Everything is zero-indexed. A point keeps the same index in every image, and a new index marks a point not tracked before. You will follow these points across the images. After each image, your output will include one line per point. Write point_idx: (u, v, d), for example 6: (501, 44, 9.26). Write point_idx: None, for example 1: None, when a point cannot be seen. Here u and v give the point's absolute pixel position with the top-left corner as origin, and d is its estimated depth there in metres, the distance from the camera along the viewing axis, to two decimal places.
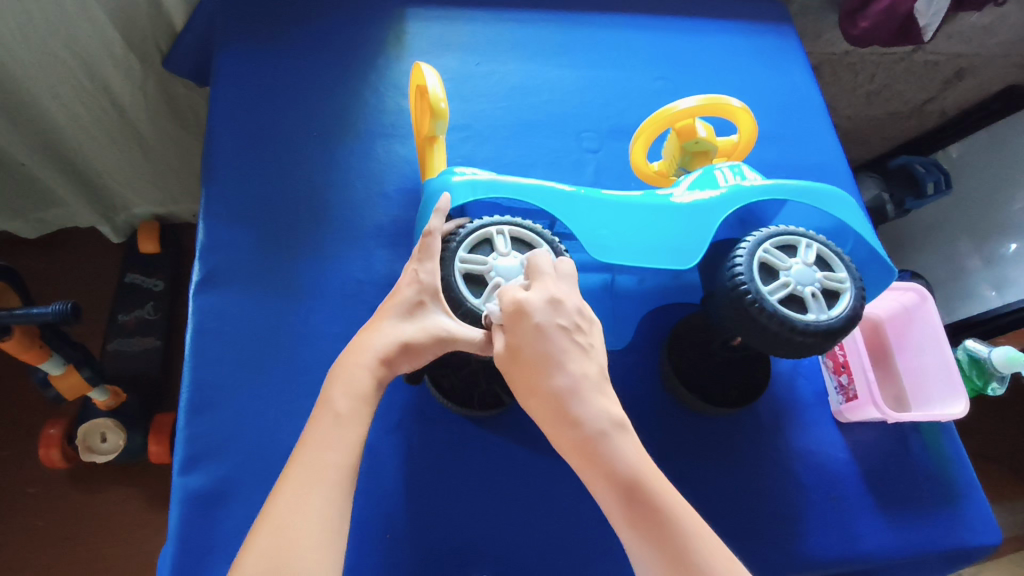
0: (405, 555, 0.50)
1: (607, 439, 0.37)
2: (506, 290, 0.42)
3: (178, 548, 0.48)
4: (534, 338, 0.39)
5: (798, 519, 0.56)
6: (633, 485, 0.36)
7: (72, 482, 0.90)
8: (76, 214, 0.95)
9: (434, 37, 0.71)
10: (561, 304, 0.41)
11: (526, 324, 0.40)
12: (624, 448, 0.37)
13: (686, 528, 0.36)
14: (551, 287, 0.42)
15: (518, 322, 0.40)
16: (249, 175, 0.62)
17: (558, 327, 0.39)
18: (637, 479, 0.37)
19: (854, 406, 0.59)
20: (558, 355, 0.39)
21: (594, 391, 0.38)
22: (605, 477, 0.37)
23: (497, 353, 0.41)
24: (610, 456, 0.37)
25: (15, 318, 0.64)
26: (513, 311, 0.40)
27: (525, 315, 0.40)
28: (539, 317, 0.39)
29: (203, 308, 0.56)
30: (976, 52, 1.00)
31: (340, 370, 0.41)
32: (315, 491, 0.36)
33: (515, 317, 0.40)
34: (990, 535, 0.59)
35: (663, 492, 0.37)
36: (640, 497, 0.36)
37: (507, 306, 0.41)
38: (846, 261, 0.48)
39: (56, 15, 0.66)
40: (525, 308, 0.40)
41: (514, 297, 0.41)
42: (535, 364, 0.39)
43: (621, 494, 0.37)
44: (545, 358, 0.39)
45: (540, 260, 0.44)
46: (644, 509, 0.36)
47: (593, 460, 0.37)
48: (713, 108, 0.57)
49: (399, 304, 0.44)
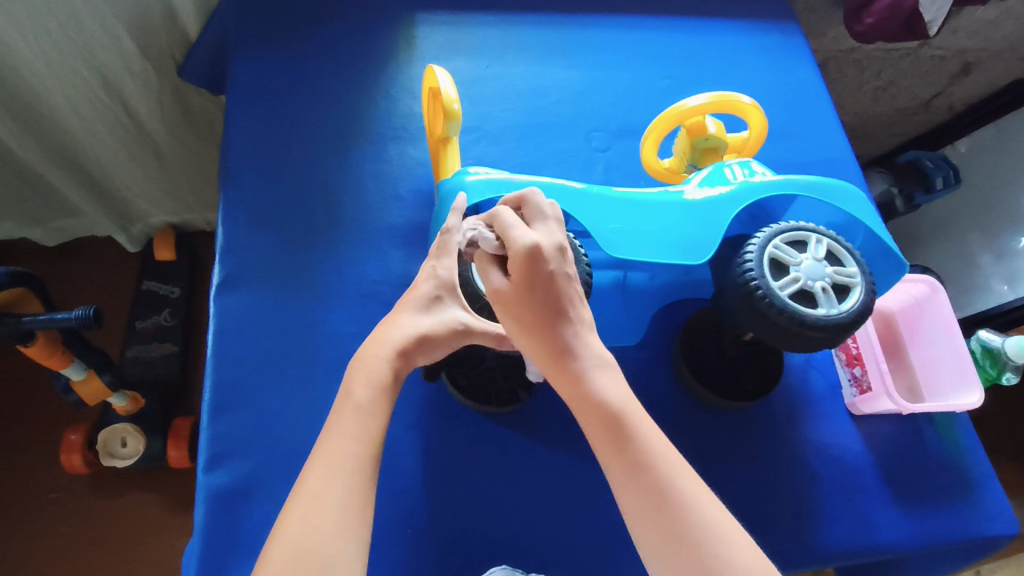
0: (426, 550, 0.51)
1: (595, 375, 0.40)
2: (514, 231, 0.39)
3: (204, 545, 0.49)
4: (546, 284, 0.39)
5: (815, 511, 0.57)
6: (621, 419, 0.39)
7: (94, 487, 0.91)
8: (93, 223, 0.97)
9: (444, 41, 0.72)
10: (567, 254, 0.40)
11: (541, 269, 0.38)
12: (614, 387, 0.40)
13: (665, 462, 0.38)
14: (554, 233, 0.41)
15: (532, 266, 0.38)
16: (265, 179, 0.63)
17: (566, 276, 0.40)
18: (625, 415, 0.39)
19: (868, 398, 0.59)
20: (564, 298, 0.40)
21: (587, 331, 0.41)
22: (593, 410, 0.39)
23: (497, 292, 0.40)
24: (600, 391, 0.39)
25: (40, 324, 0.66)
26: (529, 254, 0.38)
27: (541, 261, 0.38)
28: (554, 264, 0.39)
29: (223, 310, 0.57)
30: (983, 46, 1.00)
31: (360, 361, 0.43)
32: (336, 481, 0.37)
33: (530, 259, 0.38)
34: (1007, 525, 0.59)
35: (647, 431, 0.39)
36: (628, 435, 0.38)
37: (520, 248, 0.38)
38: (855, 256, 0.49)
39: (76, 28, 0.67)
40: (541, 251, 0.38)
41: (526, 238, 0.38)
42: (539, 310, 0.39)
43: (607, 428, 0.39)
44: (551, 303, 0.39)
45: (539, 206, 0.42)
46: (632, 450, 0.38)
47: (583, 393, 0.40)
48: (722, 105, 0.58)
49: (417, 298, 0.46)
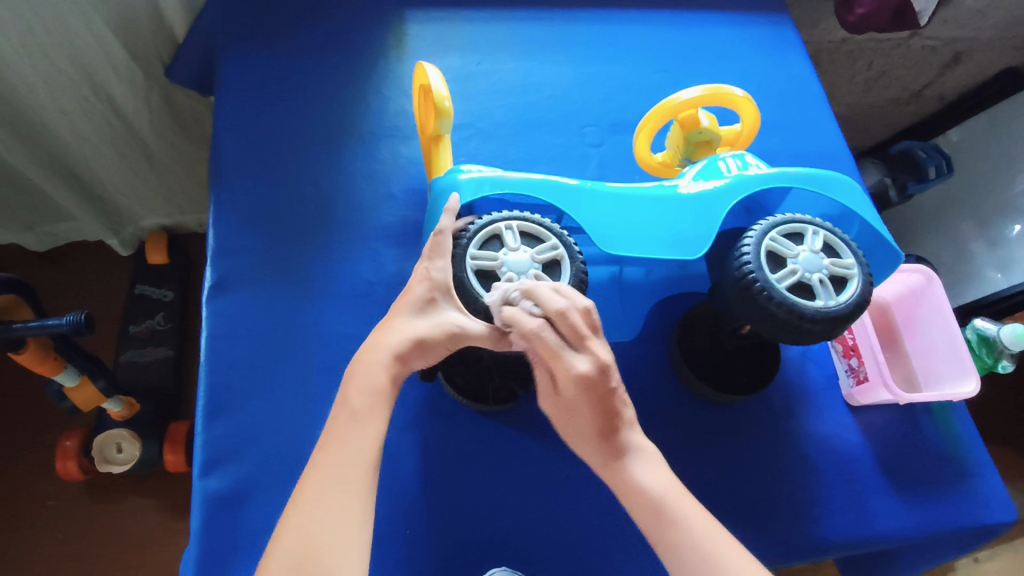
0: (426, 550, 0.51)
1: (638, 470, 0.43)
2: (562, 361, 0.43)
3: (202, 550, 0.49)
4: (599, 406, 0.43)
5: (814, 503, 0.57)
6: (662, 506, 0.41)
7: (90, 493, 0.90)
8: (84, 228, 0.96)
9: (434, 38, 0.72)
10: (613, 367, 0.44)
11: (594, 392, 0.43)
12: (656, 478, 0.42)
13: (708, 538, 0.40)
14: (598, 351, 0.43)
15: (585, 390, 0.43)
16: (257, 181, 0.62)
17: (615, 390, 0.43)
18: (665, 500, 0.41)
19: (866, 389, 0.59)
20: (613, 413, 0.43)
21: (633, 433, 0.44)
22: (638, 499, 0.42)
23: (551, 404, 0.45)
24: (644, 483, 0.42)
25: (31, 330, 0.65)
26: (581, 385, 0.42)
27: (593, 386, 0.43)
28: (604, 389, 0.43)
29: (216, 313, 0.56)
30: (973, 35, 1.00)
31: (356, 367, 0.42)
32: (335, 487, 0.37)
33: (583, 388, 0.43)
34: (1004, 512, 0.59)
35: (690, 516, 0.41)
36: (670, 517, 0.41)
37: (573, 379, 0.42)
38: (852, 247, 0.48)
39: (61, 31, 0.66)
40: (591, 380, 0.42)
41: (577, 370, 0.42)
42: (588, 424, 0.44)
43: (653, 512, 0.41)
44: (603, 417, 0.43)
45: (577, 322, 0.43)
46: (674, 529, 0.40)
47: (627, 486, 0.42)
48: (715, 98, 0.57)
49: (411, 302, 0.45)
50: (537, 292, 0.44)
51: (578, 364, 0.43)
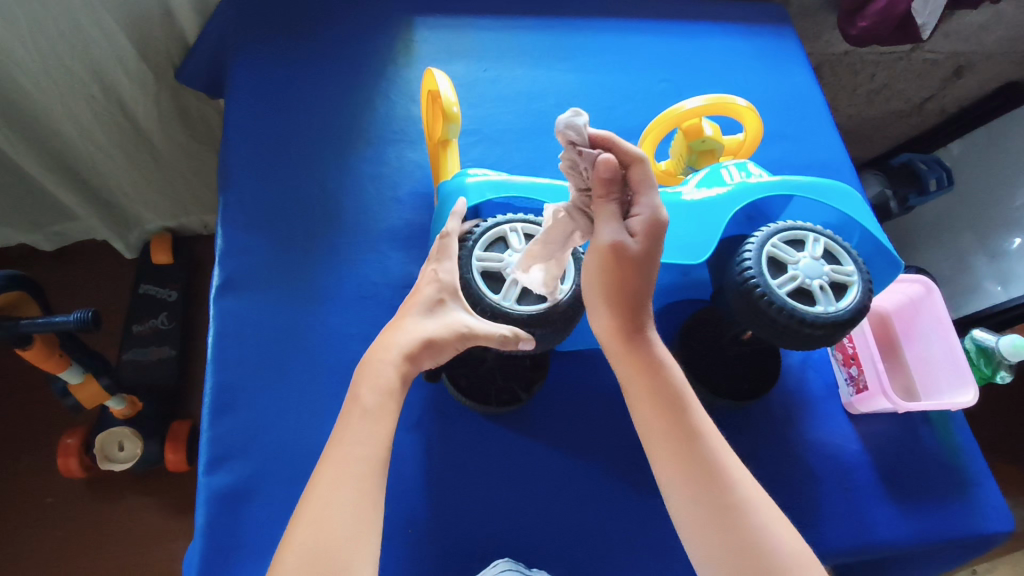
0: (427, 550, 0.51)
1: (660, 352, 0.44)
2: (649, 210, 0.41)
3: (206, 546, 0.49)
4: (655, 259, 0.42)
5: (814, 510, 0.57)
6: (681, 398, 0.43)
7: (90, 491, 0.91)
8: (90, 228, 0.96)
9: (442, 45, 0.73)
10: None
11: (660, 242, 0.42)
12: (674, 367, 0.44)
13: (714, 439, 0.42)
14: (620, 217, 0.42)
15: (655, 238, 0.42)
16: (265, 182, 0.63)
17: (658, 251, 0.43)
18: (683, 394, 0.43)
19: (865, 398, 0.60)
20: (654, 278, 0.44)
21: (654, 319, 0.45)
22: (659, 386, 0.43)
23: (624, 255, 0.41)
24: (665, 368, 0.44)
25: (38, 327, 0.66)
26: (659, 229, 0.42)
27: (661, 234, 0.42)
28: (667, 240, 0.43)
29: (223, 311, 0.57)
30: (975, 49, 1.01)
31: (367, 367, 0.42)
32: (345, 484, 0.38)
33: (659, 232, 0.42)
34: (1003, 523, 0.59)
35: (700, 416, 0.43)
36: (685, 411, 0.43)
37: (657, 223, 0.41)
38: (852, 254, 0.49)
39: (74, 31, 0.67)
40: (665, 228, 0.42)
41: (660, 214, 0.42)
42: (640, 282, 0.42)
43: (668, 402, 0.43)
44: (650, 278, 0.43)
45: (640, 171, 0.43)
46: (686, 423, 0.42)
47: (648, 369, 0.43)
48: (718, 108, 0.58)
49: (420, 302, 0.45)
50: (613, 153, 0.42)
51: (658, 198, 0.42)
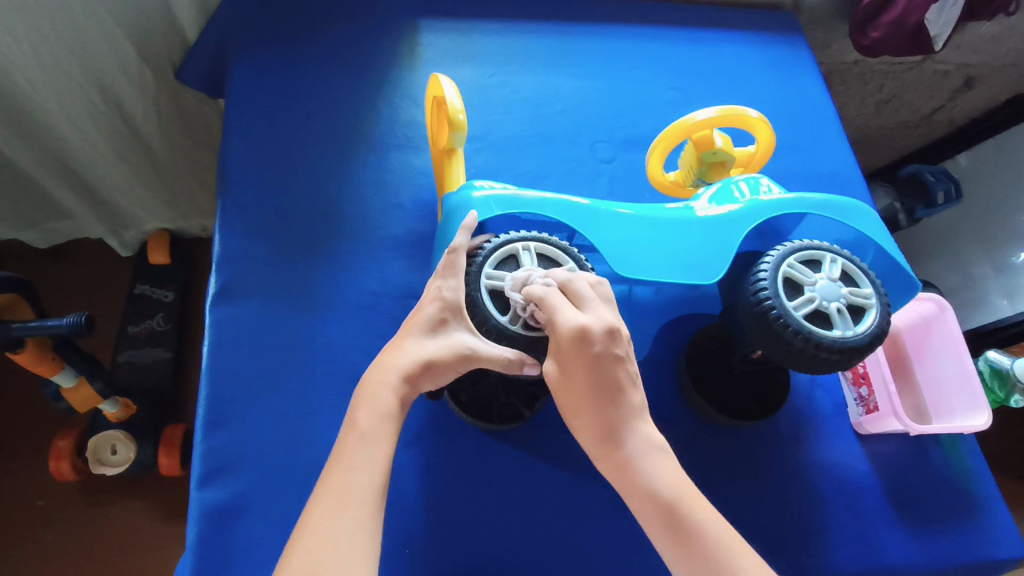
0: (425, 571, 0.50)
1: (645, 459, 0.39)
2: (559, 318, 0.40)
3: (197, 563, 0.48)
4: (595, 368, 0.39)
5: (821, 533, 0.56)
6: (673, 506, 0.38)
7: (82, 495, 0.89)
8: (85, 226, 0.95)
9: (447, 48, 0.71)
10: (618, 334, 0.40)
11: (587, 353, 0.39)
12: (664, 471, 0.39)
13: (721, 545, 0.37)
14: (604, 312, 0.41)
15: (577, 350, 0.39)
16: (263, 187, 0.62)
17: (616, 358, 0.40)
18: (677, 500, 0.38)
19: (876, 418, 0.58)
20: (614, 382, 0.39)
21: (638, 418, 0.40)
22: (646, 497, 0.38)
23: (550, 377, 0.41)
24: (650, 479, 0.38)
25: (30, 331, 0.64)
26: (574, 338, 0.39)
27: (587, 344, 0.39)
28: (600, 348, 0.39)
29: (219, 320, 0.55)
30: (986, 61, 1.00)
31: (365, 388, 0.41)
32: (344, 513, 0.36)
33: (577, 343, 0.39)
34: (1014, 548, 0.58)
35: (702, 517, 0.37)
36: (681, 521, 0.37)
37: (568, 334, 0.40)
38: (870, 276, 0.48)
39: (71, 29, 0.66)
40: (588, 336, 0.39)
41: (573, 323, 0.40)
42: (590, 394, 0.40)
43: (660, 514, 0.38)
44: (602, 386, 0.39)
45: (580, 285, 0.42)
46: (685, 534, 0.37)
47: (632, 481, 0.39)
48: (730, 119, 0.57)
49: (422, 321, 0.44)
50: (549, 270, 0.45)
51: (593, 312, 0.41)
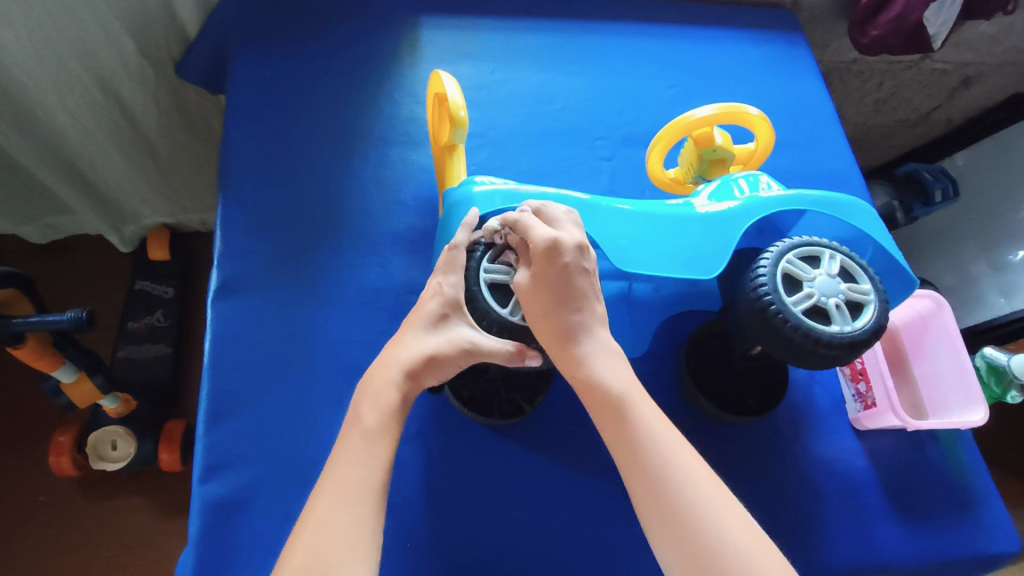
0: (426, 565, 0.50)
1: (598, 359, 0.42)
2: (533, 230, 0.43)
3: (200, 557, 0.48)
4: (562, 276, 0.42)
5: (819, 528, 0.56)
6: (621, 401, 0.40)
7: (82, 490, 0.90)
8: (85, 222, 0.95)
9: (449, 45, 0.71)
10: (585, 251, 0.44)
11: (556, 261, 0.42)
12: (616, 372, 0.42)
13: (661, 437, 0.39)
14: (574, 232, 0.44)
15: (547, 258, 0.42)
16: (265, 182, 0.62)
17: (581, 270, 0.43)
18: (625, 397, 0.40)
19: (873, 414, 0.59)
20: (577, 290, 0.43)
21: (596, 326, 0.43)
22: (596, 392, 0.41)
23: (518, 284, 0.44)
24: (601, 375, 0.41)
25: (30, 326, 0.64)
26: (545, 249, 0.42)
27: (557, 254, 0.42)
28: (570, 258, 0.42)
29: (221, 315, 0.56)
30: (984, 60, 1.01)
31: (367, 385, 0.42)
32: (346, 507, 0.36)
33: (547, 252, 0.42)
34: (1010, 543, 0.59)
35: (646, 413, 0.40)
36: (627, 414, 0.40)
37: (541, 244, 0.43)
38: (868, 272, 0.48)
39: (71, 25, 0.66)
40: (558, 248, 0.42)
41: (547, 235, 0.43)
42: (552, 298, 0.42)
43: (608, 405, 0.40)
44: (565, 291, 0.42)
45: (553, 208, 0.46)
46: (629, 426, 0.39)
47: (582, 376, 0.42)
48: (730, 117, 0.57)
49: (424, 317, 0.44)
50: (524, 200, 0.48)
51: (567, 230, 0.44)
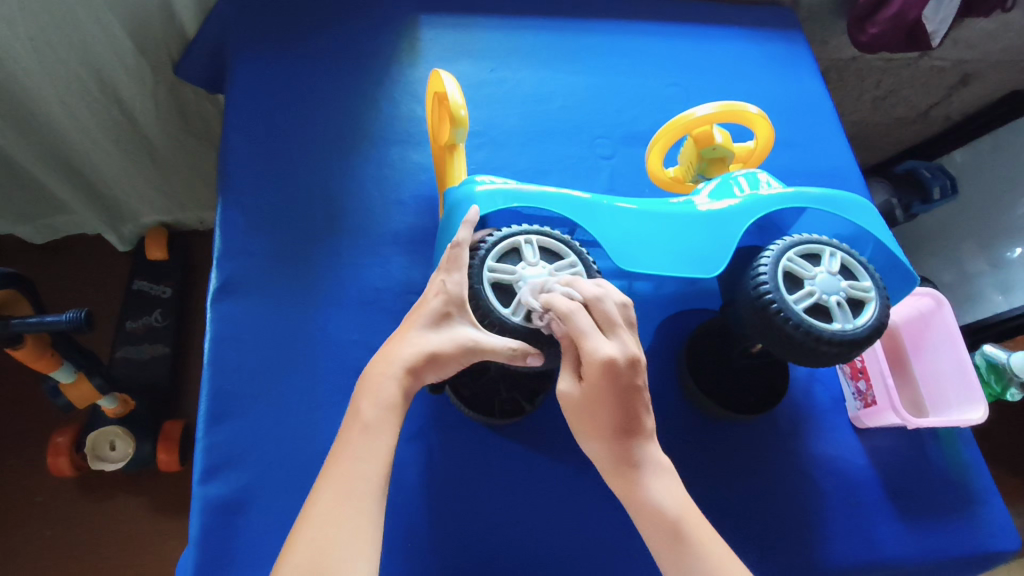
0: (427, 565, 0.50)
1: (652, 482, 0.41)
2: (588, 345, 0.41)
3: (200, 558, 0.48)
4: (620, 398, 0.41)
5: (819, 526, 0.56)
6: (678, 527, 0.40)
7: (81, 490, 0.89)
8: (83, 222, 0.95)
9: (448, 44, 0.71)
10: (641, 362, 0.42)
11: (615, 383, 0.40)
12: (670, 495, 0.41)
13: (719, 565, 0.40)
14: (630, 341, 0.42)
15: (605, 379, 0.40)
16: (264, 182, 0.62)
17: (638, 388, 0.41)
18: (682, 521, 0.41)
19: (873, 413, 0.59)
20: (634, 411, 0.41)
21: (650, 442, 0.42)
22: (654, 520, 0.41)
23: (570, 398, 0.42)
24: (657, 500, 0.41)
25: (28, 326, 0.64)
26: (602, 369, 0.40)
27: (615, 375, 0.40)
28: (628, 379, 0.41)
29: (221, 315, 0.56)
30: (982, 58, 1.01)
31: (368, 379, 0.41)
32: (349, 501, 0.36)
33: (604, 374, 0.40)
34: (1009, 541, 0.59)
35: (703, 538, 0.40)
36: (685, 543, 0.40)
37: (597, 362, 0.40)
38: (869, 270, 0.48)
39: (69, 24, 0.66)
40: (616, 368, 0.40)
41: (602, 354, 0.40)
42: (609, 420, 0.41)
43: (665, 532, 0.41)
44: (622, 415, 0.41)
45: (607, 305, 0.43)
46: (688, 554, 0.40)
47: (638, 502, 0.41)
48: (730, 115, 0.57)
49: (426, 314, 0.44)
50: (573, 280, 0.45)
51: (623, 342, 0.42)
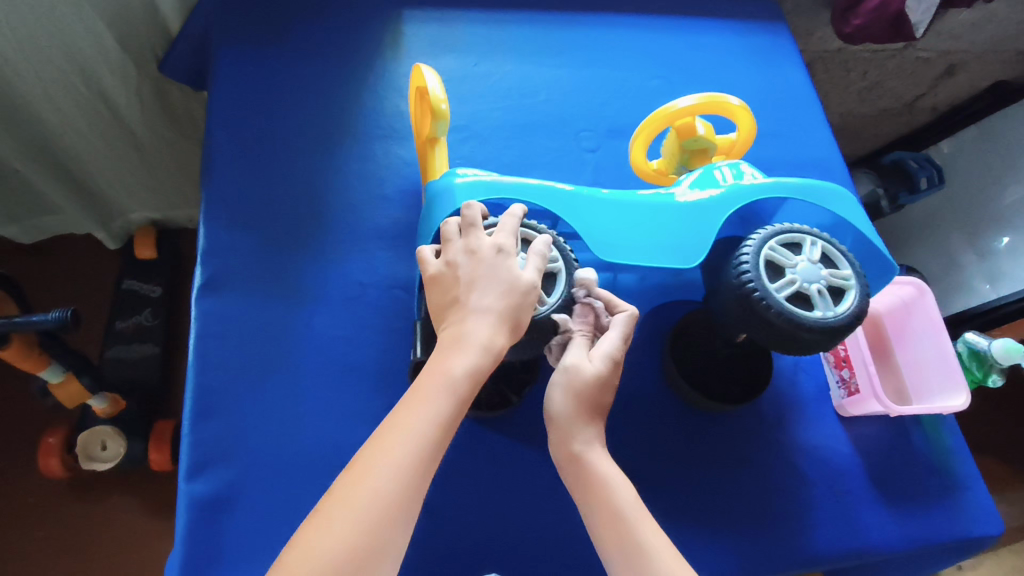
0: (413, 558, 0.50)
1: (606, 465, 0.45)
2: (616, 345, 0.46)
3: (186, 555, 0.48)
4: (606, 391, 0.46)
5: (804, 514, 0.57)
6: (626, 511, 0.43)
7: (72, 491, 0.89)
8: (71, 221, 0.94)
9: (431, 38, 0.71)
10: None
11: (611, 381, 0.46)
12: (622, 484, 0.44)
13: (661, 549, 0.42)
14: None
15: (610, 375, 0.46)
16: (247, 178, 0.61)
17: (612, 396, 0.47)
18: (631, 506, 0.43)
19: (857, 401, 0.59)
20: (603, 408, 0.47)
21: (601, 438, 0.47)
22: (602, 498, 0.43)
23: (573, 369, 0.45)
24: (608, 481, 0.44)
25: (14, 325, 0.63)
26: (614, 367, 0.46)
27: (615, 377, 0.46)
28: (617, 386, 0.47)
29: (204, 312, 0.55)
30: (967, 48, 1.01)
31: (452, 358, 0.40)
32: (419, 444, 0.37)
33: (613, 370, 0.46)
34: (992, 526, 0.59)
35: (650, 525, 0.43)
36: (635, 527, 0.42)
37: (614, 361, 0.46)
38: (850, 258, 0.48)
39: (50, 22, 0.65)
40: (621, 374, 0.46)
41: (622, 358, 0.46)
42: (592, 403, 0.46)
43: (613, 513, 0.43)
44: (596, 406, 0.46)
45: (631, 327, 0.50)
46: (633, 536, 0.42)
47: (588, 478, 0.44)
48: (711, 107, 0.57)
49: (494, 278, 0.42)
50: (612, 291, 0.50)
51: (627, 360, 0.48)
